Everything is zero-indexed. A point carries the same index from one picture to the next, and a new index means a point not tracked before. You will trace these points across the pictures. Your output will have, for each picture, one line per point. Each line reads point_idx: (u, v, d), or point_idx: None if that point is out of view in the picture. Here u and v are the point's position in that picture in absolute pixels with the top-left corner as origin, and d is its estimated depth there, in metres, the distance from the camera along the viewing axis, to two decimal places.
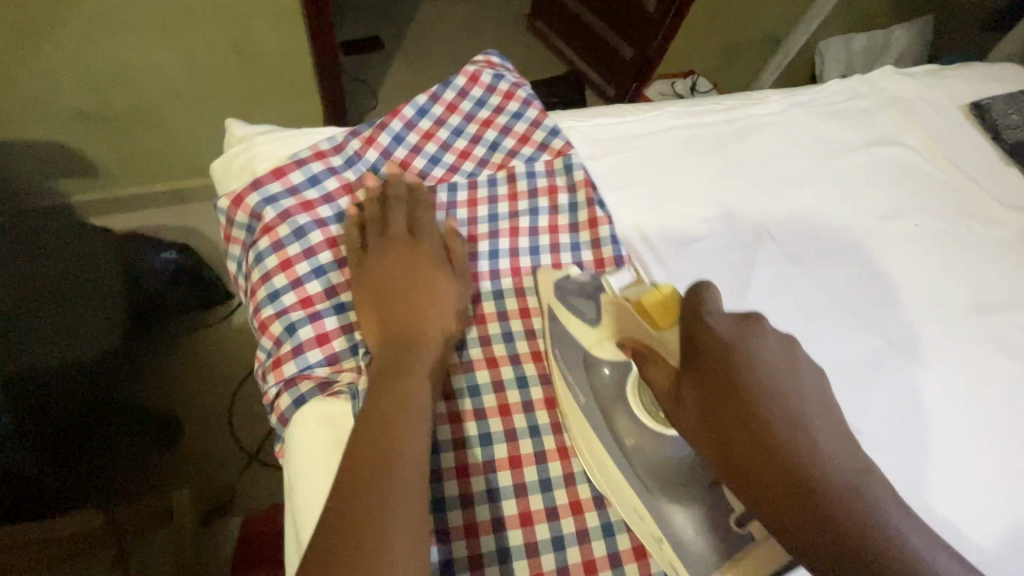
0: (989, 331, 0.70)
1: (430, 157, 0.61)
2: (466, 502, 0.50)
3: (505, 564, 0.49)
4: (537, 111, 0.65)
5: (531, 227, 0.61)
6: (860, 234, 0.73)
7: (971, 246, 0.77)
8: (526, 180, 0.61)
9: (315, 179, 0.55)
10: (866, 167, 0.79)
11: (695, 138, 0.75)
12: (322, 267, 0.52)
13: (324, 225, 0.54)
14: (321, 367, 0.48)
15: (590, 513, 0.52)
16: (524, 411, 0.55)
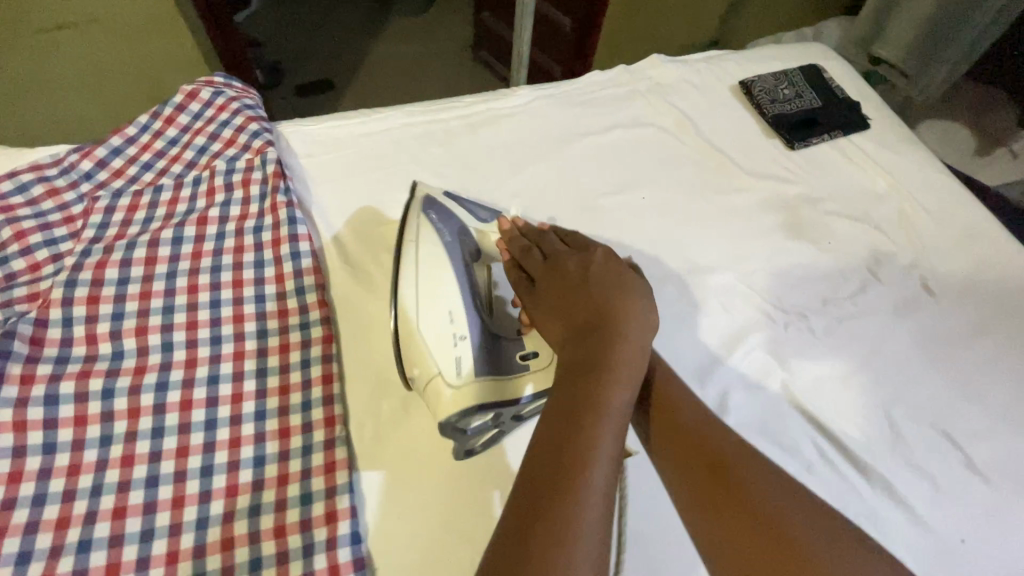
0: (694, 290, 0.71)
1: (144, 164, 0.71)
2: (76, 446, 0.53)
3: (94, 500, 0.51)
4: (244, 118, 0.73)
5: (221, 214, 0.67)
6: (578, 209, 0.77)
7: (701, 214, 0.79)
8: (223, 176, 0.69)
9: (23, 186, 0.65)
10: (602, 148, 0.84)
11: (424, 133, 0.81)
12: (6, 258, 0.61)
13: (15, 222, 0.63)
14: None
15: (193, 457, 0.54)
16: (160, 370, 0.57)
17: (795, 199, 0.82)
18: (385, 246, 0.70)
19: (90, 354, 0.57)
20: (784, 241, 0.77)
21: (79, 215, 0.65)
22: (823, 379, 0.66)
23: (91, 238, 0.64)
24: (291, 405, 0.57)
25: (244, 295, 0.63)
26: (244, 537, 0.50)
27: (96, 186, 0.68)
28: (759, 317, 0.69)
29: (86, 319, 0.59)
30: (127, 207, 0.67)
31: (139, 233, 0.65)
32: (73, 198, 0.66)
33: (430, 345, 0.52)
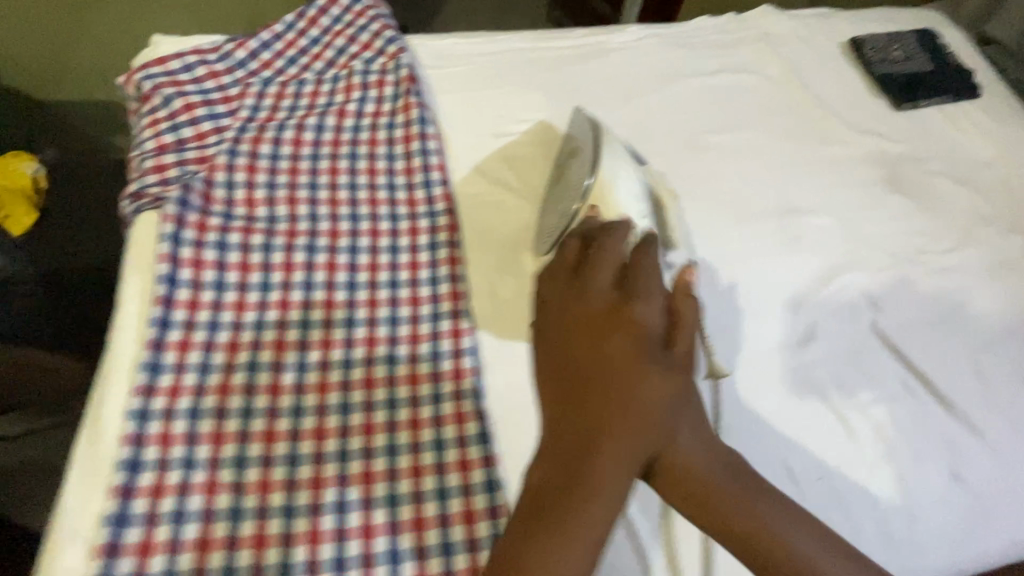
0: (792, 227, 0.73)
1: (289, 59, 0.76)
2: (240, 287, 0.60)
3: (258, 331, 0.58)
4: (380, 26, 0.79)
5: (357, 110, 0.74)
6: (679, 144, 0.80)
7: (802, 160, 0.80)
8: (360, 77, 0.76)
9: (189, 67, 0.73)
10: (709, 89, 0.86)
11: (540, 57, 0.85)
12: (177, 126, 0.69)
13: (184, 96, 0.71)
14: (154, 186, 0.64)
15: (338, 310, 0.60)
16: (308, 236, 0.64)
17: (897, 156, 0.83)
18: (501, 154, 0.74)
19: (249, 215, 0.64)
20: (882, 194, 0.78)
21: (234, 97, 0.72)
22: (912, 322, 0.68)
23: (248, 117, 0.71)
24: (421, 279, 0.63)
25: (378, 182, 0.69)
26: (382, 379, 0.57)
27: (248, 74, 0.75)
28: (853, 258, 0.72)
29: (245, 186, 0.66)
30: (276, 95, 0.74)
31: (290, 115, 0.72)
32: (230, 82, 0.73)
33: (622, 202, 0.55)
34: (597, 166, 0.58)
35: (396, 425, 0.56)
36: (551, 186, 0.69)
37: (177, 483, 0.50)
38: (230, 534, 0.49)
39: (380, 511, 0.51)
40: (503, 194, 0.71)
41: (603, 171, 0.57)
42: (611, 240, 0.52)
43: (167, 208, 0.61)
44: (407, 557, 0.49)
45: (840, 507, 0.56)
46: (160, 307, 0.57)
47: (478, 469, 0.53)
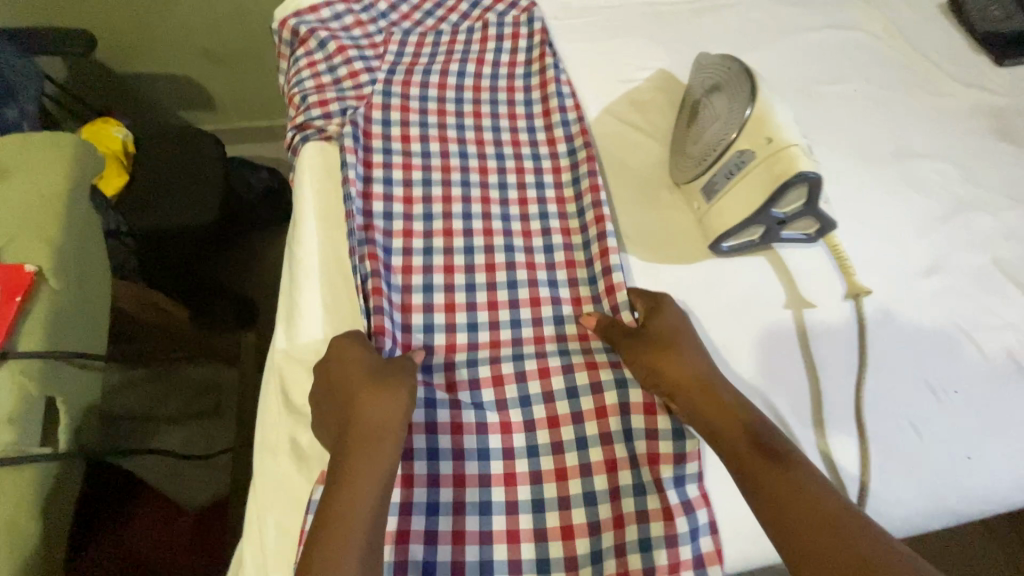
0: (906, 171, 0.76)
1: (426, 10, 0.80)
2: (407, 218, 0.68)
3: (430, 256, 0.67)
4: None
5: (495, 63, 0.79)
6: (793, 93, 0.83)
7: (911, 110, 0.83)
8: (496, 31, 0.80)
9: (337, 14, 0.77)
10: (816, 45, 0.89)
11: (654, 13, 0.89)
12: (333, 68, 0.73)
13: (336, 39, 0.74)
14: (319, 119, 0.71)
15: (496, 237, 0.69)
16: (461, 171, 0.72)
17: (1006, 108, 0.84)
18: (628, 98, 0.79)
19: (405, 150, 0.71)
20: (992, 142, 0.81)
21: (378, 43, 0.76)
22: None
23: (395, 63, 0.76)
24: (568, 214, 0.70)
25: (519, 126, 0.76)
26: (547, 299, 0.66)
27: (388, 23, 0.78)
28: (968, 200, 0.74)
29: (401, 130, 0.72)
30: (417, 43, 0.78)
31: (434, 61, 0.77)
32: (373, 30, 0.77)
33: (788, 124, 0.56)
34: (754, 92, 0.60)
35: (565, 337, 0.64)
36: (686, 120, 0.72)
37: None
38: (430, 420, 0.59)
39: (562, 404, 0.61)
40: (634, 134, 0.75)
41: (762, 95, 0.59)
42: (775, 157, 0.55)
43: (344, 141, 0.69)
44: (591, 441, 0.59)
45: (982, 424, 0.58)
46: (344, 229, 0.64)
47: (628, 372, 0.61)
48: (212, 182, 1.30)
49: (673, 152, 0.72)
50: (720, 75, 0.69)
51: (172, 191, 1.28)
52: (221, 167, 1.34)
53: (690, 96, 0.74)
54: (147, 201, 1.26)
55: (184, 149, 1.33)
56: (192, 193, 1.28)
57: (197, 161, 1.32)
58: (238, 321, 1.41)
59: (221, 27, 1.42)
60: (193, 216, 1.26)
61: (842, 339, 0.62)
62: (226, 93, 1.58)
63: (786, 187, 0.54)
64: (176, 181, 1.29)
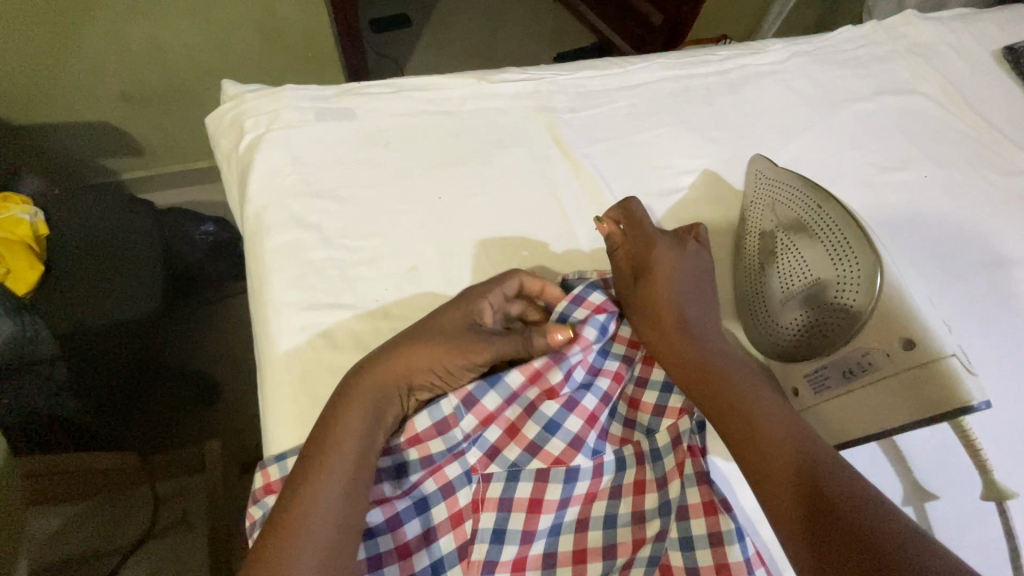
0: (1003, 288, 0.64)
1: (548, 422, 0.48)
2: None
3: (550, 540, 0.47)
4: None
5: (657, 475, 0.49)
6: (857, 186, 0.69)
7: (987, 197, 0.71)
8: (641, 431, 0.50)
9: (398, 457, 0.47)
10: (872, 116, 0.75)
11: (685, 90, 0.73)
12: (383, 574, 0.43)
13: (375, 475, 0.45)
14: None
15: (652, 495, 0.48)
16: (563, 409, 0.48)
17: None
18: (675, 217, 0.63)
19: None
20: None
21: (469, 508, 0.46)
22: None
23: (500, 506, 0.46)
24: (724, 531, 0.46)
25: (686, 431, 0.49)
26: (684, 571, 0.46)
27: (486, 454, 0.47)
28: None
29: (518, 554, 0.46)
30: (542, 468, 0.47)
31: (572, 464, 0.47)
32: (458, 477, 0.47)
33: (931, 322, 0.44)
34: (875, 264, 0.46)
35: None
36: (757, 260, 0.56)
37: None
38: None
39: None
40: None
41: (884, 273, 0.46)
42: (920, 372, 0.43)
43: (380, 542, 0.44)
44: None
45: None
46: None
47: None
48: (148, 257, 1.00)
49: (742, 304, 0.56)
50: (802, 210, 0.53)
51: (103, 274, 0.96)
52: (161, 240, 1.05)
53: (755, 225, 0.58)
54: (65, 294, 0.92)
55: (103, 224, 1.00)
56: (125, 275, 0.97)
57: (125, 236, 1.01)
58: (195, 399, 1.10)
59: (138, 66, 1.11)
60: (131, 305, 0.95)
61: (984, 548, 0.50)
62: (157, 137, 1.26)
63: (940, 415, 0.42)
64: (98, 260, 0.96)
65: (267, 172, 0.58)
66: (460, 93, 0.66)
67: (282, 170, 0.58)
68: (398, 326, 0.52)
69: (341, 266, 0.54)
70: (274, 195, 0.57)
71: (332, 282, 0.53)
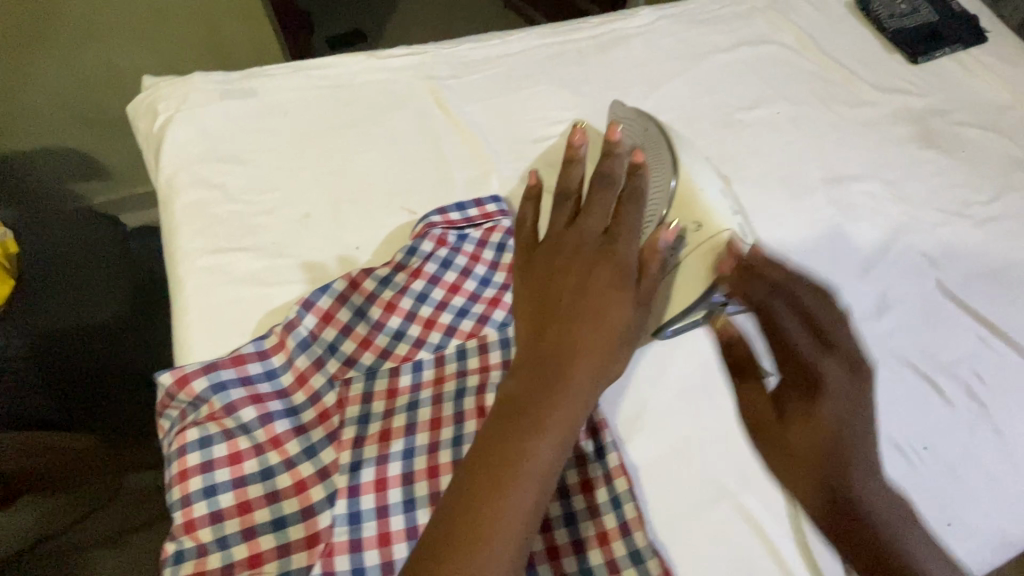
0: (839, 199, 0.73)
1: (394, 331, 0.56)
2: (382, 512, 0.48)
3: (409, 414, 0.52)
4: (479, 211, 0.62)
5: (502, 358, 0.55)
6: (715, 125, 0.78)
7: (834, 125, 0.80)
8: (492, 327, 0.57)
9: (274, 370, 0.52)
10: (731, 65, 0.84)
11: (559, 54, 0.82)
12: (270, 467, 0.48)
13: (251, 383, 0.51)
14: (227, 489, 0.47)
15: (495, 371, 0.54)
16: (404, 318, 0.57)
17: (922, 110, 0.83)
18: (544, 160, 0.72)
19: (382, 453, 0.50)
20: (917, 151, 0.79)
21: (334, 405, 0.51)
22: (970, 277, 0.68)
23: (363, 399, 0.52)
24: None
25: None
26: None
27: (345, 362, 0.54)
28: (907, 221, 0.72)
29: (381, 428, 0.51)
30: (394, 366, 0.54)
31: (416, 359, 0.55)
32: (322, 384, 0.52)
33: (715, 206, 0.52)
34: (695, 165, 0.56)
35: (584, 545, 0.49)
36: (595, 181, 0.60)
37: (346, 541, 0.46)
38: None
39: None
40: None
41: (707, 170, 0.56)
42: (714, 241, 0.50)
43: (256, 435, 0.49)
44: None
45: (952, 478, 0.56)
46: None
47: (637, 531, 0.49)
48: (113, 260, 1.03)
49: None
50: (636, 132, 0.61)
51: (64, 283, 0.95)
52: (127, 243, 1.09)
53: None
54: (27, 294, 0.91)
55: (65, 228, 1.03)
56: (92, 276, 0.99)
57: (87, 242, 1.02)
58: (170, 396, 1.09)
59: (92, 85, 1.17)
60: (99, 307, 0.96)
61: None
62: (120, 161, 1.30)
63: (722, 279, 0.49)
64: (61, 264, 0.97)
65: (177, 144, 0.66)
66: (352, 70, 0.75)
67: (190, 142, 0.66)
68: (290, 261, 0.60)
69: (241, 216, 0.62)
70: (183, 163, 0.65)
71: (233, 230, 0.61)
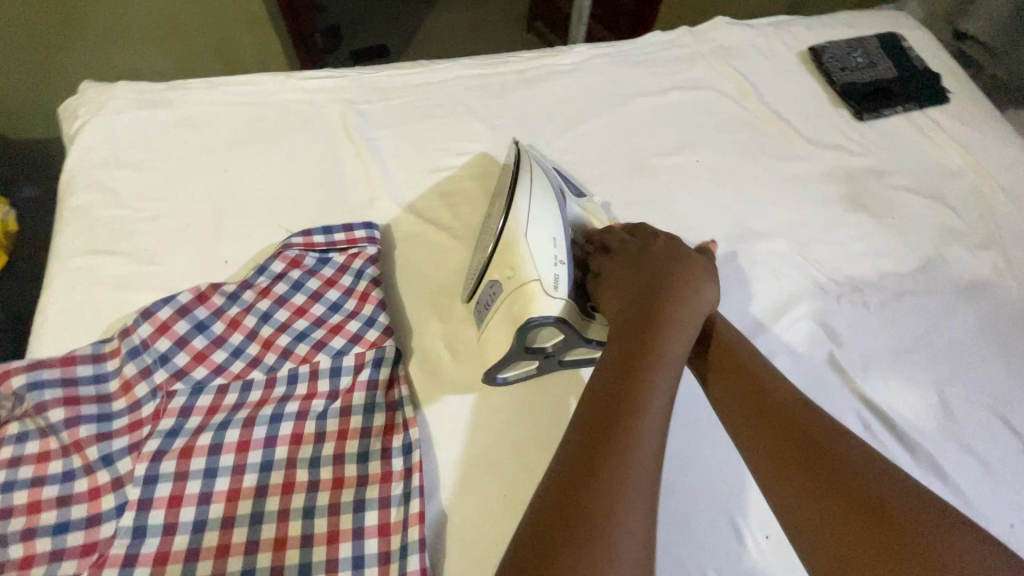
0: (739, 256, 0.69)
1: (232, 348, 0.56)
2: (168, 530, 0.48)
3: (220, 433, 0.51)
4: (346, 236, 0.63)
5: (330, 387, 0.55)
6: (627, 169, 0.76)
7: (757, 178, 0.76)
8: (326, 352, 0.56)
9: (103, 375, 0.53)
10: (660, 109, 0.82)
11: (481, 86, 0.82)
12: (72, 470, 0.49)
13: (72, 385, 0.52)
14: (23, 489, 0.48)
15: (319, 400, 0.54)
16: (246, 336, 0.57)
17: (860, 170, 0.78)
18: (436, 190, 0.71)
19: (183, 471, 0.50)
20: (844, 213, 0.74)
21: (149, 416, 0.52)
22: (870, 355, 0.63)
23: (180, 412, 0.52)
24: (393, 448, 0.53)
25: (365, 358, 0.56)
26: (353, 479, 0.51)
27: (173, 374, 0.54)
28: (811, 286, 0.67)
29: (187, 444, 0.51)
30: (223, 383, 0.54)
31: (246, 378, 0.55)
32: (144, 393, 0.52)
33: (534, 253, 0.55)
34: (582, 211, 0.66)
35: None
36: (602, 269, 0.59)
37: (121, 554, 0.46)
38: None
39: None
40: (440, 237, 0.67)
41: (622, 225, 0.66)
42: (522, 291, 0.54)
43: (63, 437, 0.50)
44: None
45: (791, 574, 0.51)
46: None
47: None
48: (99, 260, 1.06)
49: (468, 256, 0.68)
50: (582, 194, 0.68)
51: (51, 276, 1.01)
52: None
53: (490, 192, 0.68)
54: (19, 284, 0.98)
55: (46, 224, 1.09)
56: None
57: None
58: None
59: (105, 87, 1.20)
60: None
61: None
62: None
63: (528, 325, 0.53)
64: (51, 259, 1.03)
65: (84, 148, 0.70)
66: (270, 88, 0.77)
67: (97, 147, 0.70)
68: (157, 269, 0.62)
69: (125, 221, 0.65)
70: (86, 166, 0.68)
71: (112, 234, 0.64)
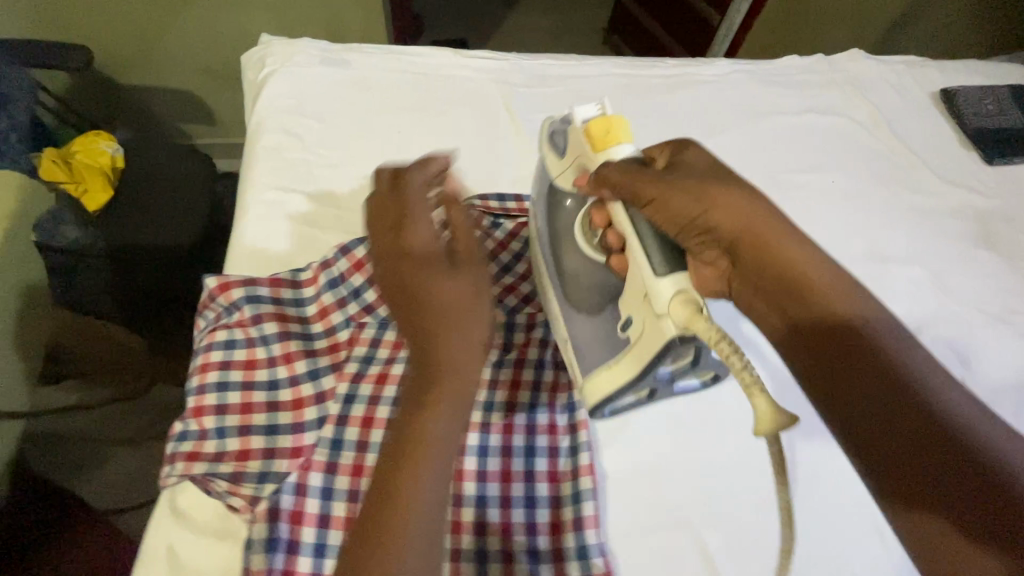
0: (871, 276, 0.72)
1: None
2: (361, 448, 0.51)
3: (408, 367, 0.56)
4: (515, 206, 0.68)
5: (503, 340, 0.60)
6: (765, 180, 0.79)
7: (888, 205, 0.79)
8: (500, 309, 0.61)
9: (302, 300, 0.59)
10: (795, 128, 0.85)
11: (629, 85, 0.86)
12: (276, 380, 0.54)
13: (281, 305, 0.58)
14: (236, 388, 0.53)
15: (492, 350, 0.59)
16: None
17: (987, 211, 0.81)
18: None
19: (376, 395, 0.54)
20: (972, 250, 0.77)
21: (345, 341, 0.57)
22: (1004, 386, 0.66)
23: (371, 342, 0.56)
24: (560, 403, 0.57)
25: (536, 321, 0.61)
26: (524, 425, 0.55)
27: (364, 308, 0.58)
28: (942, 313, 0.70)
29: (380, 371, 0.55)
30: None
31: None
32: (340, 320, 0.58)
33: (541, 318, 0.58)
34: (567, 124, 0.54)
35: (536, 531, 0.50)
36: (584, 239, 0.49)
37: (324, 462, 0.50)
38: None
39: None
40: None
41: (616, 121, 0.50)
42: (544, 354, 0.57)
43: (273, 348, 0.55)
44: None
45: None
46: (264, 523, 0.46)
47: (590, 529, 0.50)
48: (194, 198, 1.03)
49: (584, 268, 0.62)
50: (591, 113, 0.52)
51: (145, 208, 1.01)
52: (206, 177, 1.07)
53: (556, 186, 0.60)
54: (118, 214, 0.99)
55: (159, 160, 1.07)
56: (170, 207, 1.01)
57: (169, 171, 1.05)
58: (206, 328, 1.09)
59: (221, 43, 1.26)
60: (166, 232, 0.99)
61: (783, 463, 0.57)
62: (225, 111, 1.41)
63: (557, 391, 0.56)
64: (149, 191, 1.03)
65: (272, 94, 0.75)
66: (437, 61, 0.82)
67: (284, 94, 0.75)
68: (340, 211, 0.67)
69: (310, 164, 0.70)
70: (274, 110, 0.74)
71: (299, 173, 0.69)
